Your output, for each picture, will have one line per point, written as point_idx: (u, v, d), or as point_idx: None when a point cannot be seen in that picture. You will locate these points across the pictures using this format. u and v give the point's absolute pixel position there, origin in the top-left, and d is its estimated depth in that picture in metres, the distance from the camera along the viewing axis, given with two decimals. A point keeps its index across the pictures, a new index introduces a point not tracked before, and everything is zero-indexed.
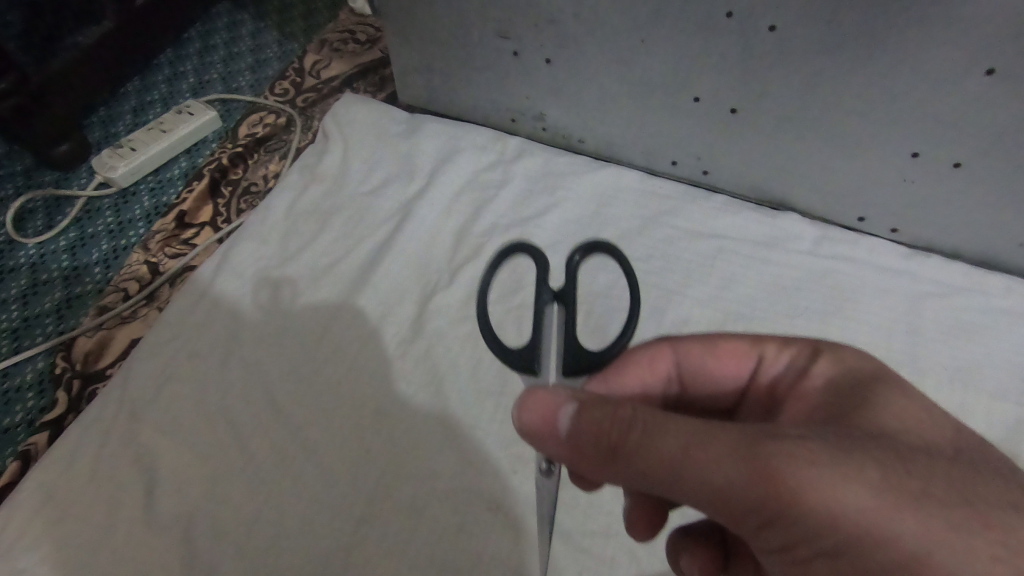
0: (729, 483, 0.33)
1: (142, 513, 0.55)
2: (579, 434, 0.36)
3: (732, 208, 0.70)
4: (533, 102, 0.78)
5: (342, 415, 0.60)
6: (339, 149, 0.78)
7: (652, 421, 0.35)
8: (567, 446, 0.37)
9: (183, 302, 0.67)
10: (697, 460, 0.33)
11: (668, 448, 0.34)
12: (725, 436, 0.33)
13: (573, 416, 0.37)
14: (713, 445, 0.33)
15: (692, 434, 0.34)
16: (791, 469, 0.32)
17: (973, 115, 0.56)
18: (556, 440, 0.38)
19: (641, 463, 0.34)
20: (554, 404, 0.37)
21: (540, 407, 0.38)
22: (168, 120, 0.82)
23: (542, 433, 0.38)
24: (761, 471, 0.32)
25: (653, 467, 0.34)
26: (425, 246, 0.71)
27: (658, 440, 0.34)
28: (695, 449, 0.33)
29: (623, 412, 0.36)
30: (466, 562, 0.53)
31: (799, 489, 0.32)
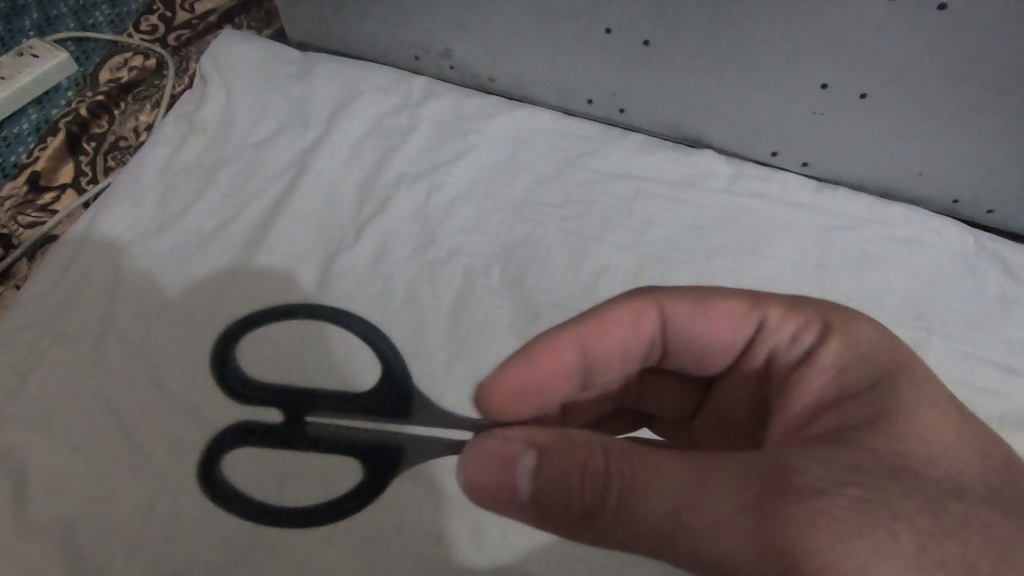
0: (740, 562, 0.30)
1: (14, 519, 0.49)
2: (537, 495, 0.36)
3: (648, 147, 0.68)
4: (438, 37, 0.72)
5: (243, 392, 0.55)
6: (220, 95, 0.70)
7: (632, 473, 0.33)
8: (531, 509, 0.36)
9: (43, 278, 0.59)
10: (686, 529, 0.31)
11: (653, 511, 0.32)
12: (732, 498, 0.31)
13: (530, 474, 0.36)
14: (711, 512, 0.31)
15: (681, 496, 0.32)
16: (808, 543, 0.29)
17: (879, 43, 0.55)
18: (515, 502, 0.37)
19: (624, 533, 0.33)
20: (504, 469, 0.37)
21: (483, 458, 0.38)
22: (6, 63, 0.70)
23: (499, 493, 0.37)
24: (768, 549, 0.30)
25: (635, 530, 0.33)
26: (326, 200, 0.65)
27: (647, 507, 0.33)
28: (690, 518, 0.31)
29: (590, 471, 0.35)
30: (385, 532, 0.51)
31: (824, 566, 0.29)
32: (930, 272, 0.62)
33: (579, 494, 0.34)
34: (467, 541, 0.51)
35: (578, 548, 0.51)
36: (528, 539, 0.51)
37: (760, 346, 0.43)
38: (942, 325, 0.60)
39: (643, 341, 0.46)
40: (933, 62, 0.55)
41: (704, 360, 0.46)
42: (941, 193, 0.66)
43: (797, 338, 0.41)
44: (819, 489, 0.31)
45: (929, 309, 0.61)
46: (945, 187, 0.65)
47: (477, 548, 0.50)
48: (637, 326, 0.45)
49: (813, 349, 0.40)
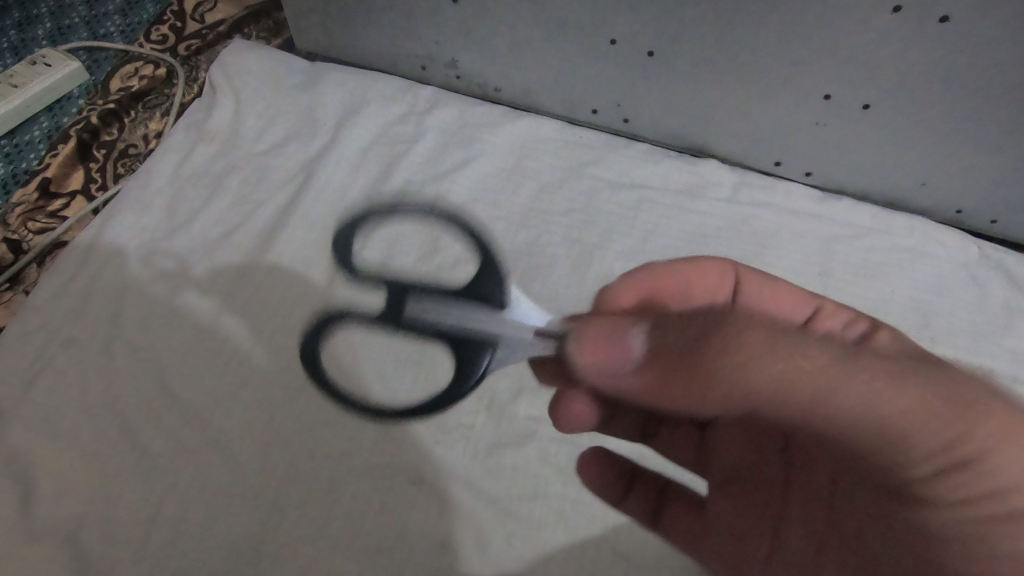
0: (847, 408, 0.34)
1: (21, 522, 0.50)
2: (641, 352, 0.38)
3: (652, 156, 0.68)
4: (444, 47, 0.72)
5: (249, 396, 0.55)
6: (229, 104, 0.70)
7: (753, 336, 0.35)
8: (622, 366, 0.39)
9: (52, 283, 0.59)
10: (808, 377, 0.34)
11: (765, 365, 0.34)
12: (840, 363, 0.34)
13: (645, 335, 0.38)
14: (813, 364, 0.34)
15: (795, 354, 0.35)
16: (890, 397, 0.33)
17: (881, 54, 0.56)
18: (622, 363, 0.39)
19: (719, 383, 0.35)
20: (619, 332, 0.39)
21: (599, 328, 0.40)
22: (19, 72, 0.71)
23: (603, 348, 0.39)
24: (866, 402, 0.33)
25: (730, 371, 0.35)
26: (332, 207, 0.65)
27: (772, 359, 0.34)
28: (799, 376, 0.34)
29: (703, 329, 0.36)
30: (389, 538, 0.51)
31: (899, 416, 0.33)
32: (934, 281, 0.62)
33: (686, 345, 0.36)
34: (471, 548, 0.51)
35: (581, 555, 0.50)
36: (532, 546, 0.51)
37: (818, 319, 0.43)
38: (947, 334, 0.60)
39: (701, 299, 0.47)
40: (935, 72, 0.56)
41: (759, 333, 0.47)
42: (944, 203, 0.66)
43: (850, 324, 0.42)
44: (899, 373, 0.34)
45: (933, 317, 0.61)
46: (947, 197, 0.66)
47: (481, 554, 0.50)
48: (708, 277, 0.47)
49: (868, 330, 0.40)
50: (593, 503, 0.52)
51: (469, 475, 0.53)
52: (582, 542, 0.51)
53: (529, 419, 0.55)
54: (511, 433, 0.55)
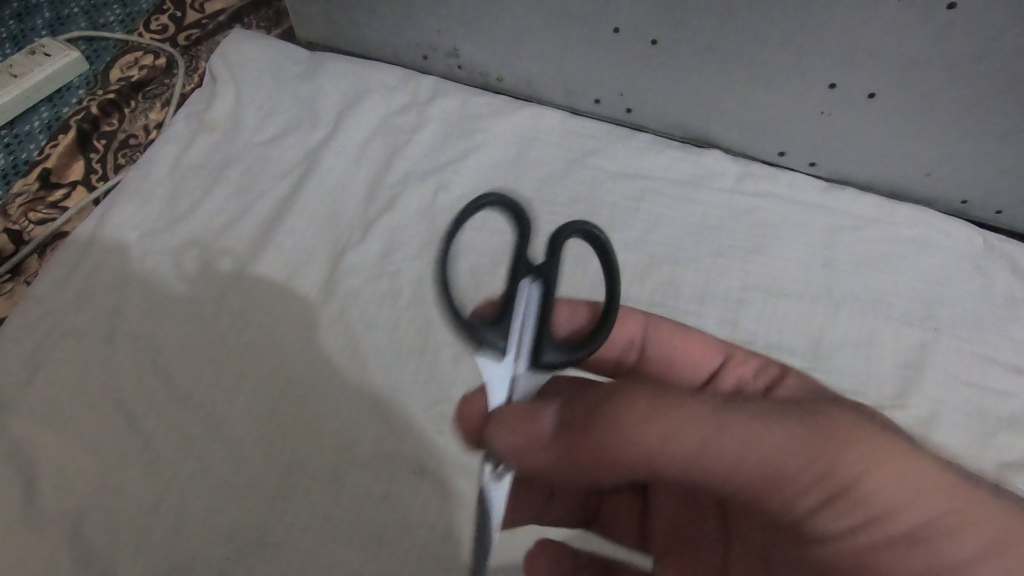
0: (755, 462, 0.34)
1: (23, 511, 0.50)
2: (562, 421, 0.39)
3: (655, 146, 0.68)
4: (446, 36, 0.72)
5: (251, 387, 0.55)
6: (229, 94, 0.70)
7: (666, 402, 0.36)
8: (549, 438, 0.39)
9: (53, 274, 0.59)
10: (712, 451, 0.34)
11: (678, 432, 0.35)
12: (745, 409, 0.35)
13: (555, 414, 0.39)
14: (680, 430, 0.35)
15: (704, 414, 0.35)
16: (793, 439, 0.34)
17: (887, 42, 0.55)
18: (537, 439, 0.39)
19: (632, 449, 0.36)
20: (527, 414, 0.39)
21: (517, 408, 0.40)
22: (18, 62, 0.71)
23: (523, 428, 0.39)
24: (780, 449, 0.34)
25: (649, 452, 0.35)
26: (334, 198, 0.65)
27: (684, 424, 0.35)
28: (681, 449, 0.35)
29: (619, 405, 0.36)
30: (391, 528, 0.51)
31: (814, 449, 0.34)
32: (937, 272, 0.62)
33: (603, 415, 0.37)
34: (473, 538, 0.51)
35: None
36: (534, 536, 0.51)
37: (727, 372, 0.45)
38: (951, 326, 0.60)
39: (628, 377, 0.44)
40: (941, 61, 0.55)
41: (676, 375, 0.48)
42: (949, 193, 0.66)
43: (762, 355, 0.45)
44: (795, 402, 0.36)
45: (936, 308, 0.60)
46: (953, 187, 0.65)
47: None
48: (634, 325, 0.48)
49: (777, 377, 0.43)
50: None
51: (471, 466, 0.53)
52: None
53: None
54: None
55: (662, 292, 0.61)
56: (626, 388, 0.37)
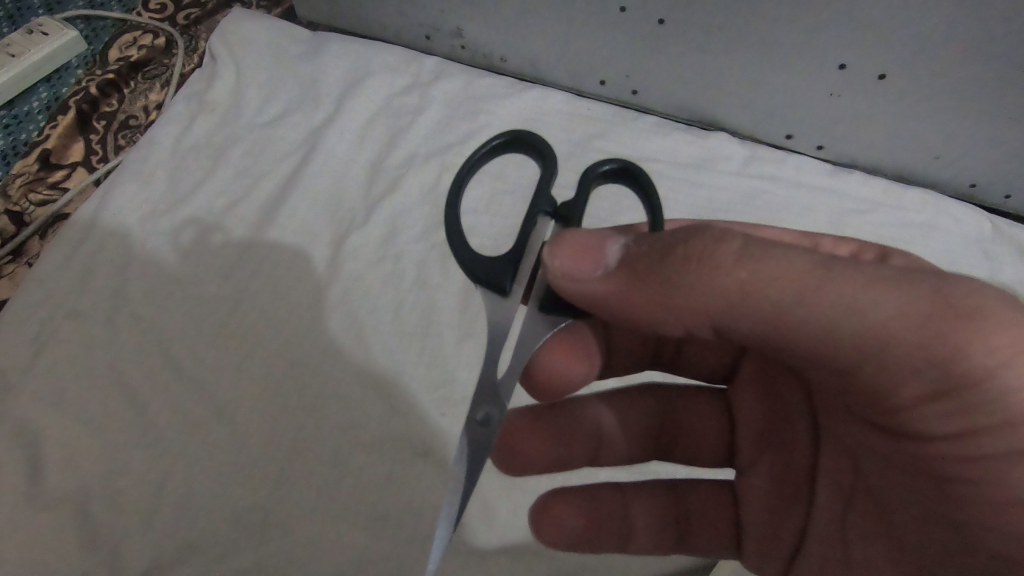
0: (853, 323, 0.30)
1: (29, 492, 0.50)
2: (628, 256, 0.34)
3: (661, 129, 0.67)
4: (449, 16, 0.71)
5: (254, 370, 0.55)
6: (230, 74, 0.69)
7: (756, 253, 0.31)
8: (615, 273, 0.34)
9: (54, 256, 0.59)
10: (810, 301, 0.30)
11: (778, 279, 0.31)
12: (857, 275, 0.30)
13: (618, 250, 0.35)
14: (776, 273, 0.31)
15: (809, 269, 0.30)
16: (907, 313, 0.30)
17: (898, 23, 0.54)
18: (600, 270, 0.35)
19: (716, 296, 0.31)
20: (587, 248, 0.35)
21: (574, 239, 0.35)
22: (15, 41, 0.70)
23: (584, 261, 0.35)
24: (893, 318, 0.30)
25: (735, 298, 0.31)
26: (336, 180, 0.64)
27: (780, 272, 0.31)
28: (765, 297, 0.31)
29: (706, 245, 0.31)
30: (396, 509, 0.51)
31: (934, 323, 0.30)
32: (946, 257, 0.61)
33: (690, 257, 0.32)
34: (478, 521, 0.51)
35: None
36: None
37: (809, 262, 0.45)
38: None
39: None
40: (953, 42, 0.54)
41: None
42: (958, 177, 0.65)
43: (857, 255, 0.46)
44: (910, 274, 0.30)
45: None
46: (962, 170, 0.64)
47: (488, 527, 0.51)
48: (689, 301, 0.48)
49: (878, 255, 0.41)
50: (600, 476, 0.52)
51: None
52: None
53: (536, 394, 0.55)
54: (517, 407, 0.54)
55: None
56: (719, 243, 0.31)
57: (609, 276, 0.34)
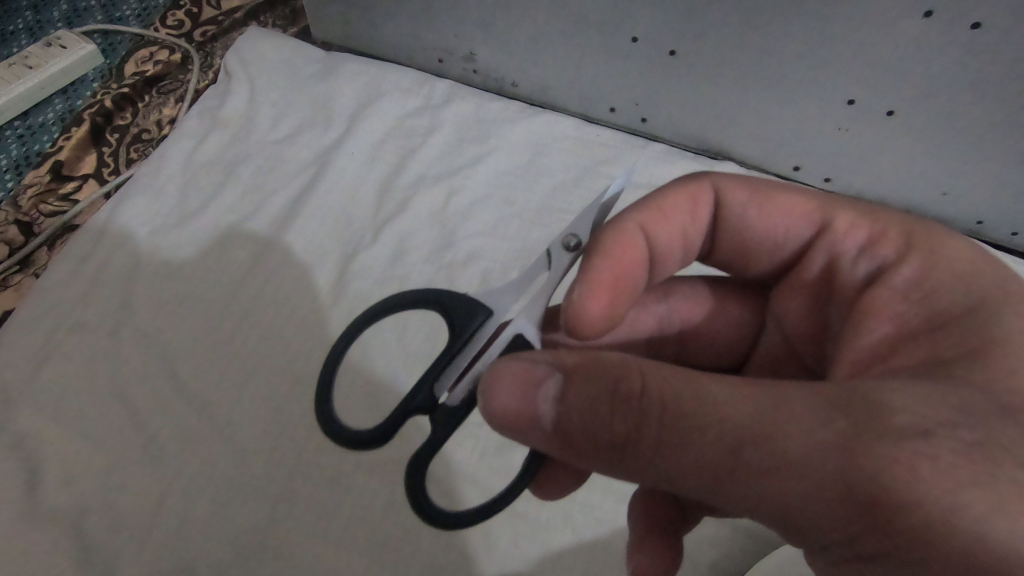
0: (823, 502, 0.26)
1: (24, 506, 0.49)
2: (566, 419, 0.30)
3: (669, 156, 0.68)
4: (462, 40, 0.72)
5: (258, 387, 0.55)
6: (244, 92, 0.70)
7: (703, 409, 0.28)
8: (553, 434, 0.30)
9: (64, 267, 0.59)
10: (777, 474, 0.26)
11: (735, 451, 0.27)
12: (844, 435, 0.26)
13: (555, 397, 0.30)
14: (732, 443, 0.27)
15: (815, 442, 0.26)
16: (963, 491, 0.25)
17: (908, 61, 0.55)
18: (538, 431, 0.31)
19: (688, 473, 0.28)
20: (525, 387, 0.31)
21: (507, 376, 0.31)
22: (33, 53, 0.71)
23: (518, 421, 0.31)
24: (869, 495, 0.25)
25: (689, 475, 0.28)
26: (346, 198, 0.65)
27: (725, 432, 0.27)
28: (719, 471, 0.27)
29: (654, 418, 0.28)
30: (396, 535, 0.50)
31: (911, 504, 0.25)
32: None
33: (664, 425, 0.28)
34: (478, 548, 0.50)
35: (591, 560, 0.49)
36: (539, 549, 0.49)
37: (819, 250, 0.40)
38: None
39: (704, 228, 0.43)
40: (962, 82, 0.55)
41: (750, 262, 0.44)
42: (964, 214, 0.65)
43: (872, 246, 0.38)
44: (926, 431, 0.26)
45: None
46: (969, 207, 0.65)
47: (488, 554, 0.49)
48: (694, 302, 0.47)
49: (892, 261, 0.36)
50: (606, 505, 0.51)
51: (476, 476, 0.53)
52: (590, 547, 0.49)
53: None
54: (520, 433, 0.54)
55: None
56: (650, 385, 0.28)
57: (551, 434, 0.30)
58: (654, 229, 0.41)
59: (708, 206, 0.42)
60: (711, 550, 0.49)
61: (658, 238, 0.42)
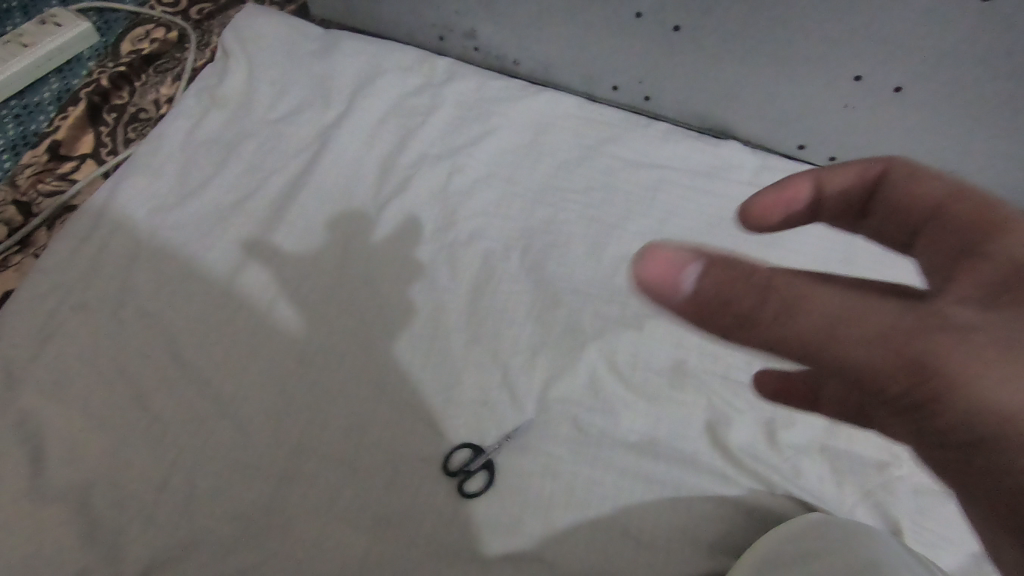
0: (970, 353, 0.25)
1: (29, 484, 0.49)
2: (712, 296, 0.26)
3: (673, 135, 0.67)
4: (463, 18, 0.71)
5: (261, 367, 0.55)
6: (242, 71, 0.69)
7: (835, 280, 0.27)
8: (687, 309, 0.27)
9: (63, 247, 0.58)
10: (922, 330, 0.26)
11: (878, 309, 0.26)
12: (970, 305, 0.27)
13: (704, 270, 0.26)
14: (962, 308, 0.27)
15: (985, 308, 0.27)
16: None
17: (917, 37, 0.53)
18: (672, 298, 0.27)
19: (835, 325, 0.26)
20: (679, 260, 0.26)
21: (665, 253, 0.26)
22: (28, 32, 0.68)
23: (656, 294, 0.26)
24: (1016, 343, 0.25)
25: (835, 326, 0.26)
26: (347, 178, 0.64)
27: (865, 298, 0.27)
28: (864, 320, 0.26)
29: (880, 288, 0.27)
30: (398, 513, 0.50)
31: None
32: None
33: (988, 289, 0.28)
34: (480, 526, 0.50)
35: (593, 538, 0.49)
36: (541, 526, 0.50)
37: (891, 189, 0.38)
38: None
39: (787, 207, 0.42)
40: (971, 59, 0.53)
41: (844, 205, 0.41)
42: None
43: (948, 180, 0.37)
44: None
45: None
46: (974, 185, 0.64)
47: (490, 532, 0.50)
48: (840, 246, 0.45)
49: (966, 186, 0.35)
50: (608, 483, 0.51)
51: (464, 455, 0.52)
52: (591, 524, 0.50)
53: (548, 399, 0.54)
54: (522, 414, 0.54)
55: None
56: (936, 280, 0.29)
57: (684, 311, 0.27)
58: (762, 211, 0.42)
59: (766, 197, 0.42)
60: (712, 528, 0.49)
61: (773, 213, 0.42)
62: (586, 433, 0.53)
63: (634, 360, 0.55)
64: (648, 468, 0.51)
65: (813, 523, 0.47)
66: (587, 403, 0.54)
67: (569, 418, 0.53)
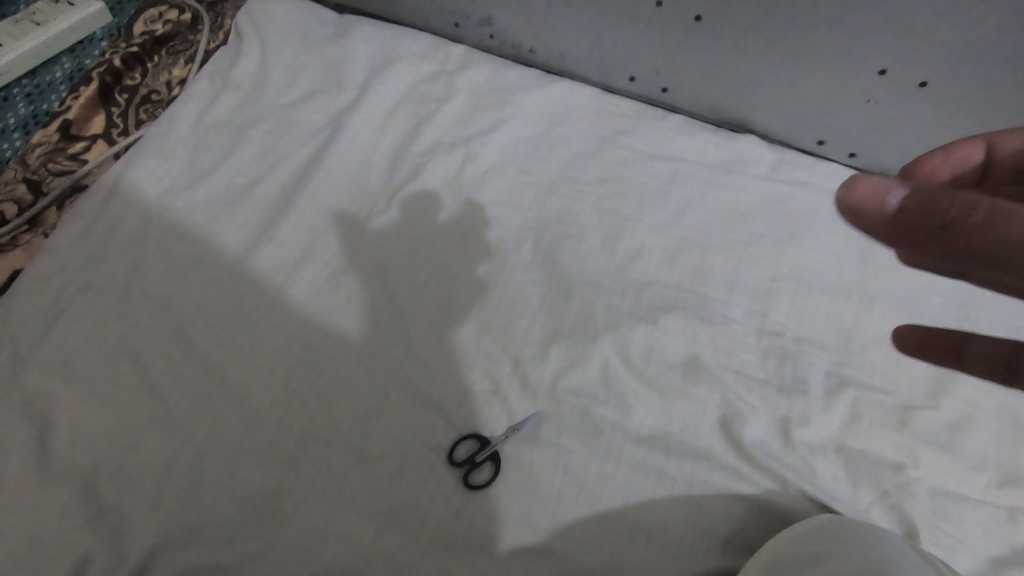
0: None
1: (35, 463, 0.49)
2: (923, 211, 0.24)
3: (689, 127, 0.66)
4: (479, 5, 0.70)
5: (270, 353, 0.54)
6: (256, 55, 0.69)
7: None
8: (894, 229, 0.25)
9: (74, 227, 0.58)
10: None
11: None
12: None
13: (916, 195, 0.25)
14: None
15: None
16: None
17: (944, 32, 0.52)
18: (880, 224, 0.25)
19: None
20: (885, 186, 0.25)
21: (869, 180, 0.26)
22: (41, 10, 0.68)
23: (864, 217, 0.25)
24: None
25: None
26: (358, 164, 0.63)
27: None
28: None
29: None
30: (405, 503, 0.50)
31: None
32: None
33: None
34: (487, 518, 0.49)
35: (602, 532, 0.49)
36: (550, 519, 0.49)
37: None
38: (987, 330, 0.56)
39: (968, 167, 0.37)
40: (1000, 54, 0.52)
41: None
42: None
43: None
44: None
45: (974, 311, 0.57)
46: None
47: (498, 524, 0.49)
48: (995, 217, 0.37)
49: None
50: (618, 478, 0.50)
51: (469, 444, 0.51)
52: (601, 518, 0.49)
53: (558, 391, 0.53)
54: (532, 405, 0.53)
55: (691, 280, 0.58)
56: None
57: (895, 234, 0.25)
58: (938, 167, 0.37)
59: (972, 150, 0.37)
60: (723, 525, 0.49)
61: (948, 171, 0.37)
62: (596, 426, 0.52)
63: (647, 354, 0.55)
64: (658, 464, 0.50)
65: (826, 523, 0.46)
66: (599, 396, 0.53)
67: (578, 412, 0.52)
